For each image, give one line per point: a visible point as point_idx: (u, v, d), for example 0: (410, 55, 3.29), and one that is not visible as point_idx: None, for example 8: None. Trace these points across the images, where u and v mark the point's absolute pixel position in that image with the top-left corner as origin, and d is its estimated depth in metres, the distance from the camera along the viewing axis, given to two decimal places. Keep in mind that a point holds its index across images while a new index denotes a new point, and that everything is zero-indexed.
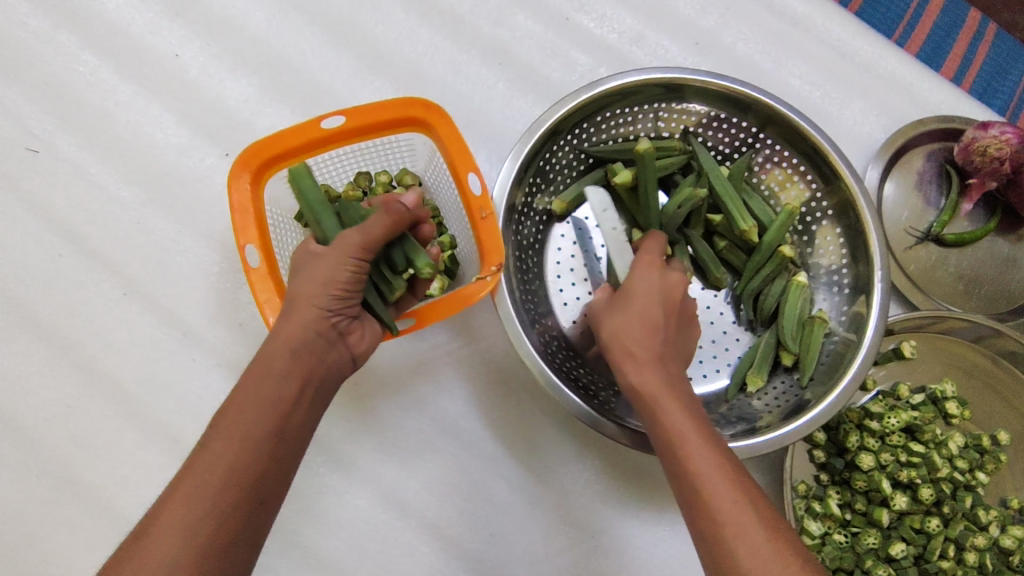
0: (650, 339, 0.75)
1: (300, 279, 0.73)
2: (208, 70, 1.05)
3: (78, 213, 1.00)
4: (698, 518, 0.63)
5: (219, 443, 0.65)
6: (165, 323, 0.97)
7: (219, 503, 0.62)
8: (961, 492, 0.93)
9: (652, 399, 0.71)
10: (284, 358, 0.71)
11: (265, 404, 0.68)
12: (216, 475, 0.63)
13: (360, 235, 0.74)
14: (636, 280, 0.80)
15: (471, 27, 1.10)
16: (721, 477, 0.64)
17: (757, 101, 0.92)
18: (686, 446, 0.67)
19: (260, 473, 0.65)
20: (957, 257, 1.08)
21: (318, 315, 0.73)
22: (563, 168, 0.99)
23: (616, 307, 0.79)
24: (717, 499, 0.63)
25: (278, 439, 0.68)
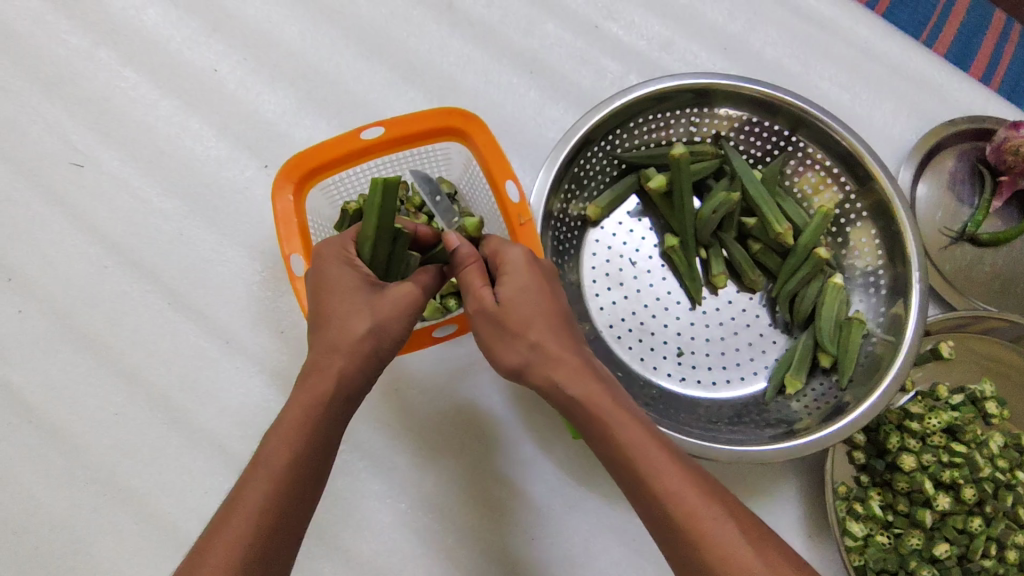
0: (569, 348, 0.71)
1: (362, 316, 0.71)
2: (245, 83, 1.07)
3: (121, 225, 1.02)
4: (682, 543, 0.62)
5: (274, 486, 0.64)
6: (208, 332, 0.98)
7: (270, 546, 0.62)
8: (1003, 492, 0.93)
9: (596, 416, 0.68)
10: (336, 402, 0.69)
11: (316, 450, 0.67)
12: (271, 520, 0.63)
13: (422, 289, 0.75)
14: (509, 282, 0.72)
15: (501, 37, 1.12)
16: (695, 492, 0.64)
17: (790, 104, 0.93)
18: (648, 465, 0.65)
19: (303, 513, 0.66)
20: (993, 257, 1.07)
21: (375, 364, 0.72)
22: (598, 174, 1.00)
23: (511, 324, 0.71)
24: (697, 517, 0.62)
25: (321, 484, 0.68)
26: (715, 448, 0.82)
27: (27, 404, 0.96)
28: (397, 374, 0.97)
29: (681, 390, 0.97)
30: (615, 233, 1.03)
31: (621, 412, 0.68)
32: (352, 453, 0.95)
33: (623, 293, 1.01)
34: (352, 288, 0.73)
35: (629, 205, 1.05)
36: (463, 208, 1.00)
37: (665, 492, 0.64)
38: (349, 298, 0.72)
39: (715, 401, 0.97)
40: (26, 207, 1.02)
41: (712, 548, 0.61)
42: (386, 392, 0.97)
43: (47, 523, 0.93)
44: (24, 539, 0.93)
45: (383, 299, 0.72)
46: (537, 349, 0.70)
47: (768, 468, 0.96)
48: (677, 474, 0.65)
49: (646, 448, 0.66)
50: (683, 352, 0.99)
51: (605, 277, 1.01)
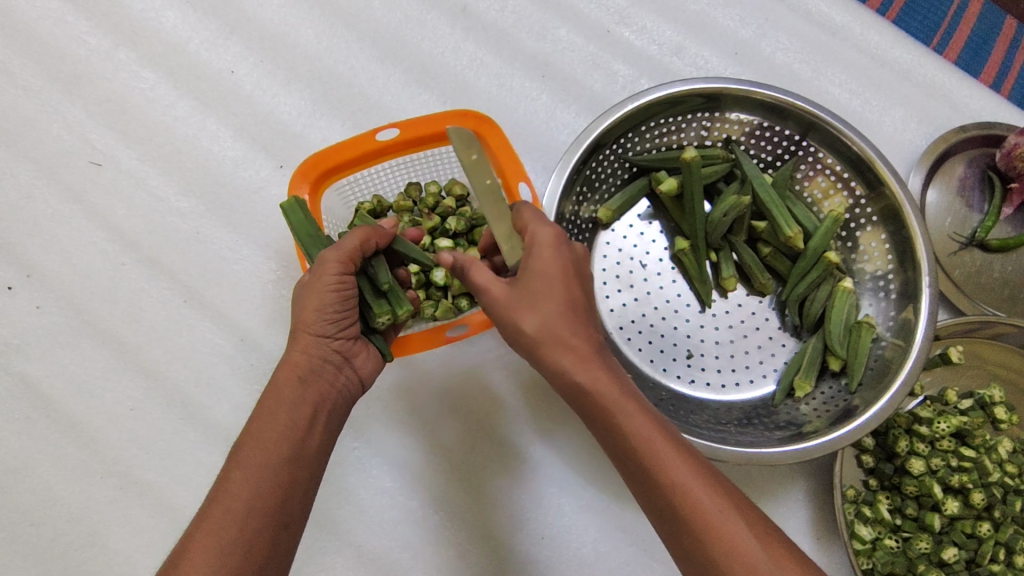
0: (583, 330, 0.70)
1: (296, 309, 0.76)
2: (262, 85, 1.09)
3: (139, 223, 1.04)
4: (680, 526, 0.64)
5: (240, 472, 0.66)
6: (224, 329, 1.00)
7: (246, 526, 0.63)
8: (1012, 497, 0.93)
9: (603, 402, 0.68)
10: (290, 386, 0.73)
11: (279, 430, 0.69)
12: (242, 502, 0.64)
13: (338, 257, 0.76)
14: (538, 255, 0.70)
15: (514, 41, 1.13)
16: (698, 481, 0.64)
17: (800, 109, 0.94)
18: (654, 453, 0.66)
19: (279, 495, 0.66)
20: (1002, 262, 1.08)
21: (317, 341, 0.76)
22: (609, 177, 1.01)
23: (532, 294, 0.70)
24: (698, 504, 0.63)
25: (297, 463, 0.69)
26: (727, 449, 0.83)
27: (45, 398, 0.98)
28: (407, 373, 0.98)
29: (690, 393, 0.98)
30: (626, 235, 1.04)
31: (629, 400, 0.68)
32: (365, 450, 0.96)
33: (633, 295, 1.02)
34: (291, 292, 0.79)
35: (640, 208, 1.06)
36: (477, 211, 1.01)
37: (667, 476, 0.64)
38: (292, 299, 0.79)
39: (725, 403, 0.98)
40: (46, 205, 1.04)
41: (711, 533, 0.62)
42: (398, 391, 0.98)
43: (63, 516, 0.95)
44: (40, 531, 0.95)
45: (306, 286, 0.76)
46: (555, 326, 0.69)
47: (777, 471, 0.96)
48: (682, 462, 0.65)
49: (651, 437, 0.66)
50: (692, 355, 1.00)
51: (616, 279, 1.02)
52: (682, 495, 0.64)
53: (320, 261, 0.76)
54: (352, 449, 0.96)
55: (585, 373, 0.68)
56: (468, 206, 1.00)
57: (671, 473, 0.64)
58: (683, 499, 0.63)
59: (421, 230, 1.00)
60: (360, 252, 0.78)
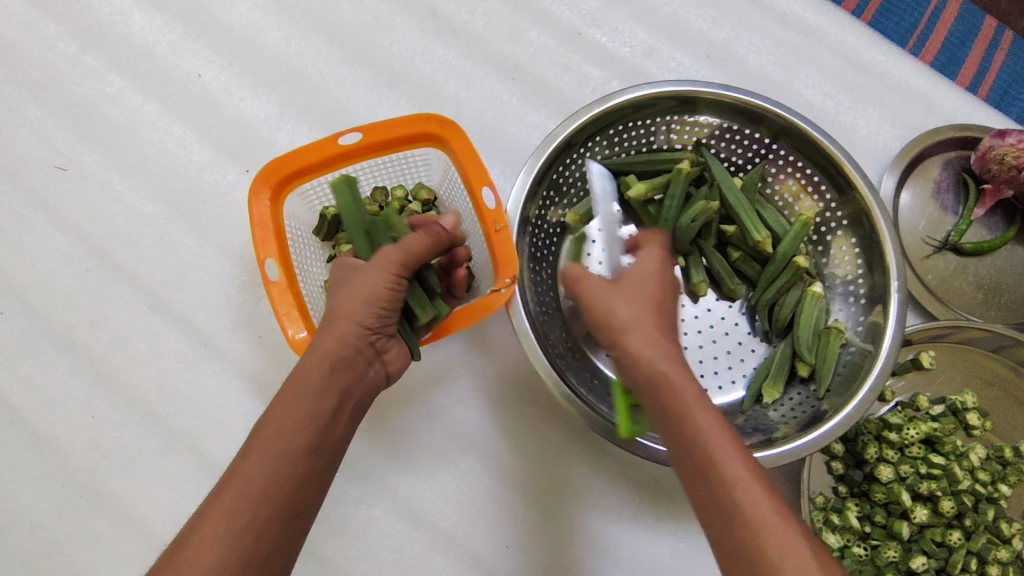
0: (666, 333, 0.68)
1: (341, 294, 0.74)
2: (229, 89, 1.08)
3: (103, 228, 1.03)
4: (739, 537, 0.58)
5: (259, 457, 0.64)
6: (187, 335, 0.99)
7: (259, 514, 0.62)
8: (983, 505, 0.92)
9: (674, 396, 0.64)
10: (321, 370, 0.70)
11: (304, 417, 0.67)
12: (258, 489, 0.62)
13: (400, 253, 0.76)
14: (644, 265, 0.74)
15: (484, 43, 1.12)
16: (762, 489, 0.59)
17: (769, 112, 0.93)
18: (722, 451, 0.61)
19: (294, 486, 0.64)
20: (976, 266, 1.07)
21: (357, 331, 0.73)
22: (577, 181, 1.00)
23: (630, 291, 0.70)
24: (762, 509, 0.58)
25: (315, 454, 0.67)
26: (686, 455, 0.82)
27: (6, 405, 0.97)
28: None
29: None
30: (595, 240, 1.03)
31: (706, 402, 0.64)
32: None
33: None
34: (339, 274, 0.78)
35: None
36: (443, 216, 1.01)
37: (739, 479, 0.59)
38: (336, 282, 0.77)
39: None
40: (10, 210, 1.03)
41: (772, 545, 0.56)
42: None
43: (25, 524, 0.94)
44: (1, 540, 0.94)
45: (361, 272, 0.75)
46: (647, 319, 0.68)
47: None
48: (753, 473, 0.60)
49: (727, 439, 0.62)
50: None
51: None
52: (750, 501, 0.58)
53: (382, 254, 0.76)
54: None
55: (665, 360, 0.65)
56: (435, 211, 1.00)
57: (743, 479, 0.59)
58: (751, 504, 0.58)
59: None
60: (423, 251, 0.78)
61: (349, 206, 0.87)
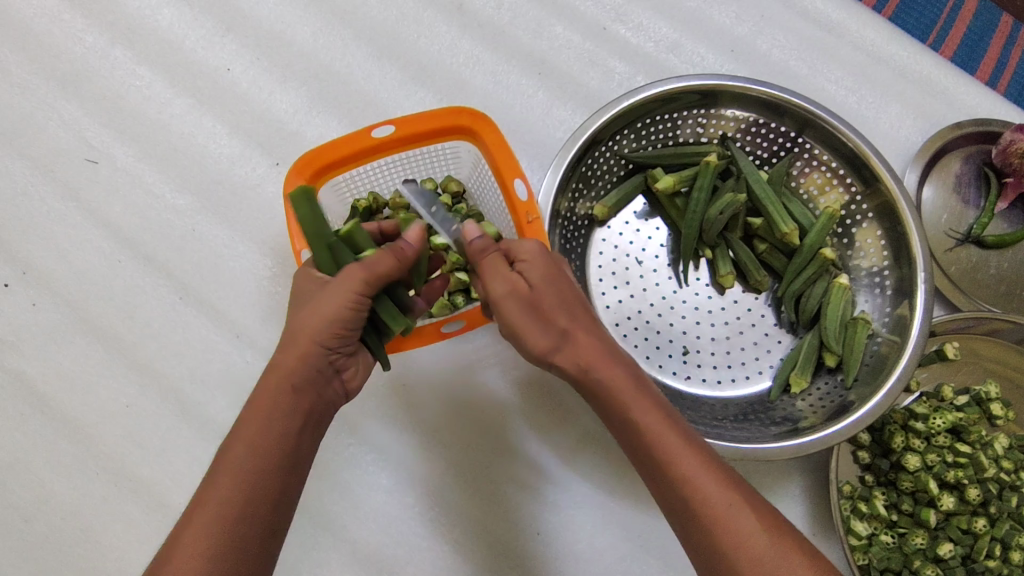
0: (592, 333, 0.72)
1: (304, 312, 0.72)
2: (258, 83, 1.09)
3: (134, 220, 1.04)
4: (702, 530, 0.63)
5: (226, 480, 0.65)
6: (220, 325, 1.00)
7: (233, 534, 0.63)
8: (1006, 492, 0.93)
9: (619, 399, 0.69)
10: (286, 393, 0.70)
11: (271, 439, 0.68)
12: (230, 511, 0.64)
13: (366, 270, 0.71)
14: (535, 270, 0.72)
15: (510, 38, 1.13)
16: (712, 475, 0.65)
17: (796, 105, 0.94)
18: (670, 448, 0.66)
19: (264, 505, 0.66)
20: (999, 258, 1.08)
21: (321, 351, 0.72)
22: (605, 174, 1.01)
23: (539, 315, 0.71)
24: (716, 499, 0.64)
25: (283, 472, 0.68)
26: (720, 446, 0.83)
27: (39, 395, 0.98)
28: (403, 369, 0.98)
29: (686, 389, 0.98)
30: (622, 232, 1.04)
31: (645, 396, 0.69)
32: (360, 447, 0.96)
33: (629, 292, 1.02)
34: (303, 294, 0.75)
35: (636, 206, 1.06)
36: (472, 208, 1.02)
37: (693, 478, 0.65)
38: (300, 302, 0.74)
39: (720, 400, 0.98)
40: (41, 203, 1.04)
41: (739, 545, 0.62)
42: (395, 386, 0.98)
43: (58, 511, 0.95)
44: (36, 528, 0.94)
45: (324, 291, 0.72)
46: (565, 337, 0.71)
47: (772, 467, 0.96)
48: (704, 466, 0.65)
49: (668, 434, 0.67)
50: (688, 351, 1.00)
51: (612, 276, 1.02)
52: (707, 496, 0.64)
53: (346, 271, 0.72)
54: (348, 445, 0.96)
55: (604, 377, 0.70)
56: (464, 204, 1.01)
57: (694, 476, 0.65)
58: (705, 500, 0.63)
59: None
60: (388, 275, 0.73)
61: (318, 240, 0.78)
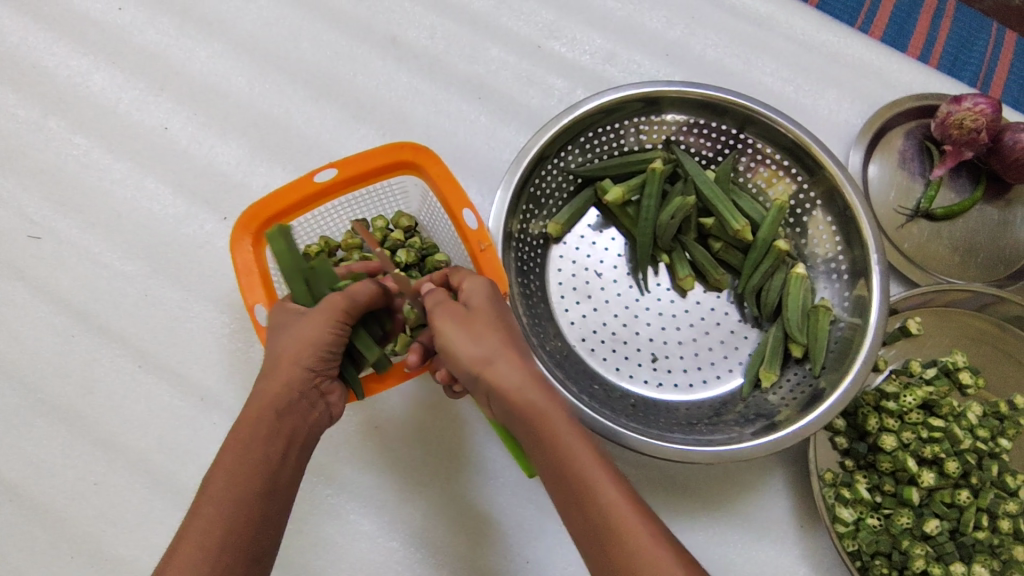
0: (525, 360, 0.74)
1: (287, 336, 0.75)
2: (197, 138, 1.08)
3: (85, 292, 1.02)
4: (607, 542, 0.64)
5: (211, 508, 0.65)
6: (182, 389, 0.98)
7: (220, 562, 0.63)
8: (987, 461, 0.94)
9: (543, 420, 0.70)
10: (267, 418, 0.71)
11: (255, 464, 0.68)
12: (216, 538, 0.63)
13: (345, 300, 0.77)
14: (475, 293, 0.76)
15: (446, 66, 1.13)
16: (628, 505, 0.66)
17: (733, 103, 0.95)
18: (589, 473, 0.67)
19: (252, 530, 0.66)
20: (949, 229, 1.09)
21: (303, 373, 0.74)
22: (555, 192, 1.02)
23: (475, 326, 0.73)
24: (627, 523, 0.64)
25: (269, 497, 0.68)
26: (694, 451, 0.82)
27: (4, 482, 0.95)
28: (375, 411, 0.97)
29: (659, 397, 0.97)
30: (578, 246, 1.04)
31: (570, 424, 0.71)
32: (340, 495, 0.95)
33: (592, 305, 1.01)
34: (279, 319, 0.78)
35: (590, 219, 1.06)
36: (426, 240, 1.01)
37: (606, 500, 0.66)
38: (276, 325, 0.77)
39: (694, 403, 0.98)
40: None
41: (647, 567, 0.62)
42: (367, 430, 0.97)
43: None
44: None
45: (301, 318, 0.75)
46: (492, 360, 0.72)
47: (752, 464, 0.96)
48: (620, 494, 0.66)
49: (590, 461, 0.68)
50: (657, 358, 1.00)
51: (573, 292, 1.02)
52: (618, 519, 0.65)
53: (327, 300, 0.77)
54: (326, 496, 0.95)
55: (527, 398, 0.70)
56: (417, 237, 1.00)
57: (610, 502, 0.66)
58: (614, 519, 0.64)
59: None
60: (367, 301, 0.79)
61: (294, 273, 0.87)
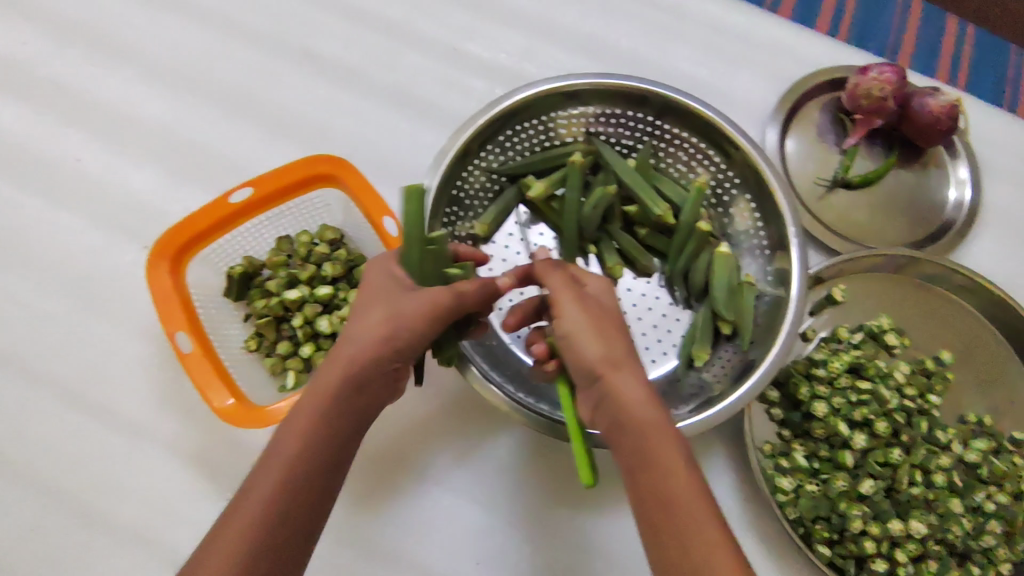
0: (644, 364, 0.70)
1: (367, 318, 0.70)
2: (113, 168, 1.06)
3: (4, 334, 0.99)
4: (680, 556, 0.60)
5: (268, 481, 0.64)
6: (114, 425, 0.96)
7: (280, 540, 0.63)
8: (916, 419, 0.96)
9: (639, 424, 0.65)
10: (348, 392, 0.68)
11: (312, 442, 0.66)
12: (270, 513, 0.63)
13: (451, 297, 0.71)
14: (604, 298, 0.74)
15: (363, 75, 1.12)
16: (709, 518, 0.61)
17: (647, 91, 0.95)
18: (668, 484, 0.62)
19: (307, 508, 0.64)
20: (868, 197, 1.12)
21: (398, 351, 0.70)
22: (479, 192, 1.02)
23: (603, 330, 0.70)
24: (706, 538, 0.60)
25: (330, 474, 0.66)
26: None
27: None
28: None
29: None
30: (507, 245, 1.05)
31: (664, 424, 0.65)
32: None
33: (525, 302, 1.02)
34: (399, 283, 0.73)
35: (518, 216, 1.07)
36: (354, 252, 0.99)
37: (684, 512, 0.61)
38: (384, 299, 0.71)
39: None
40: None
41: None
42: None
43: None
44: None
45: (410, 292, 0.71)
46: (619, 364, 0.68)
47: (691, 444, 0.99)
48: (703, 504, 0.62)
49: (673, 468, 0.63)
50: None
51: None
52: (695, 534, 0.60)
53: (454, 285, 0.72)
54: None
55: (640, 410, 0.65)
56: (344, 249, 0.98)
57: (694, 519, 0.61)
58: (691, 532, 0.60)
59: (299, 282, 0.96)
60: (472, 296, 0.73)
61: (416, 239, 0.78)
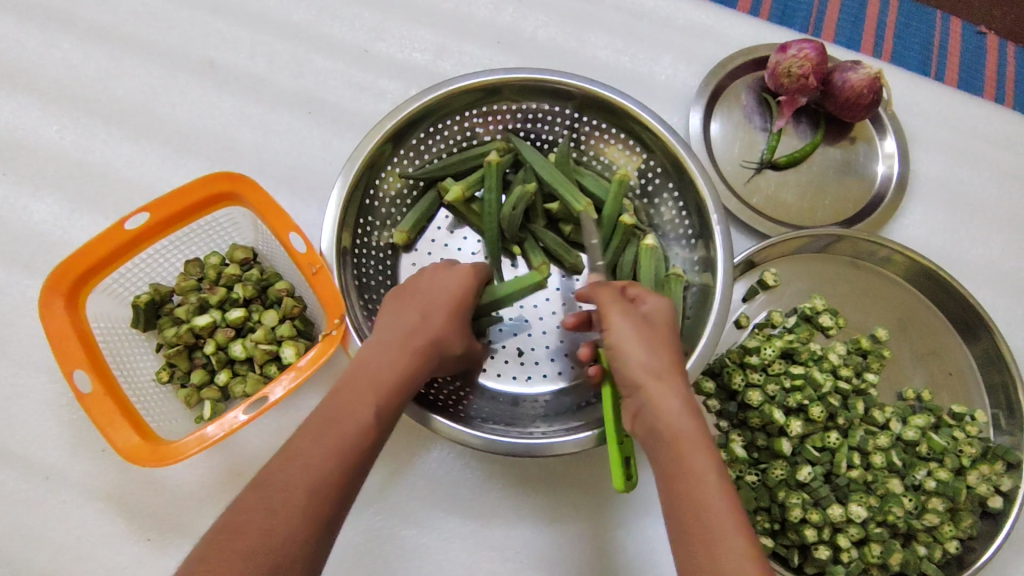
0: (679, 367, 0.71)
1: (403, 326, 0.75)
2: (8, 199, 1.01)
3: None
4: (701, 550, 0.59)
5: (297, 464, 0.61)
6: (24, 470, 0.91)
7: (305, 530, 0.59)
8: (852, 400, 0.94)
9: (664, 425, 0.65)
10: (368, 396, 0.68)
11: (343, 434, 0.64)
12: (296, 500, 0.60)
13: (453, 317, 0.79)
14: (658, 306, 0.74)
15: (271, 84, 1.08)
16: (733, 510, 0.60)
17: (560, 84, 0.91)
18: (688, 480, 0.62)
19: (332, 499, 0.61)
20: (795, 176, 1.10)
21: (415, 362, 0.73)
22: (395, 200, 0.98)
23: (655, 338, 0.70)
24: (728, 530, 0.59)
25: (355, 469, 0.63)
26: (552, 445, 0.79)
27: None
28: (235, 457, 0.92)
29: (529, 391, 0.96)
30: (430, 251, 1.02)
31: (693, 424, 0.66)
32: None
33: None
34: (419, 302, 0.78)
35: (440, 220, 1.04)
36: (268, 270, 0.95)
37: (704, 507, 0.61)
38: (400, 320, 0.76)
39: (564, 390, 0.96)
40: None
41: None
42: (231, 479, 0.91)
43: None
44: None
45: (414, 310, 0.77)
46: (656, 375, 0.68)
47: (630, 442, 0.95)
48: (725, 499, 0.61)
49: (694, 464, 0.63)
50: (523, 351, 0.98)
51: None
52: (716, 526, 0.59)
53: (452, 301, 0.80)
54: None
55: (671, 417, 0.65)
56: (256, 268, 0.94)
57: (712, 513, 0.60)
58: (712, 523, 0.59)
59: (210, 307, 0.93)
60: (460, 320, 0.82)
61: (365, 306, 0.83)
